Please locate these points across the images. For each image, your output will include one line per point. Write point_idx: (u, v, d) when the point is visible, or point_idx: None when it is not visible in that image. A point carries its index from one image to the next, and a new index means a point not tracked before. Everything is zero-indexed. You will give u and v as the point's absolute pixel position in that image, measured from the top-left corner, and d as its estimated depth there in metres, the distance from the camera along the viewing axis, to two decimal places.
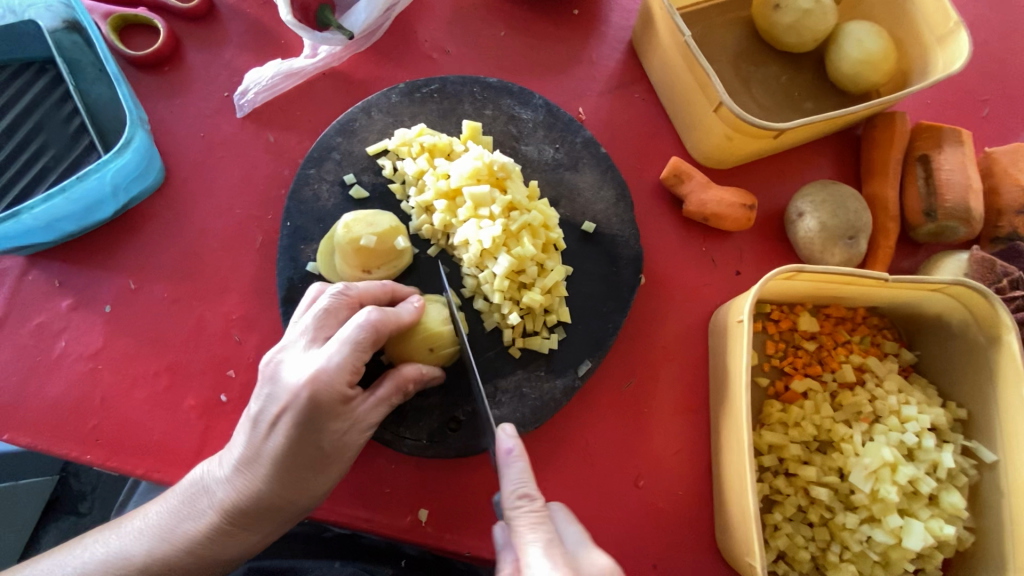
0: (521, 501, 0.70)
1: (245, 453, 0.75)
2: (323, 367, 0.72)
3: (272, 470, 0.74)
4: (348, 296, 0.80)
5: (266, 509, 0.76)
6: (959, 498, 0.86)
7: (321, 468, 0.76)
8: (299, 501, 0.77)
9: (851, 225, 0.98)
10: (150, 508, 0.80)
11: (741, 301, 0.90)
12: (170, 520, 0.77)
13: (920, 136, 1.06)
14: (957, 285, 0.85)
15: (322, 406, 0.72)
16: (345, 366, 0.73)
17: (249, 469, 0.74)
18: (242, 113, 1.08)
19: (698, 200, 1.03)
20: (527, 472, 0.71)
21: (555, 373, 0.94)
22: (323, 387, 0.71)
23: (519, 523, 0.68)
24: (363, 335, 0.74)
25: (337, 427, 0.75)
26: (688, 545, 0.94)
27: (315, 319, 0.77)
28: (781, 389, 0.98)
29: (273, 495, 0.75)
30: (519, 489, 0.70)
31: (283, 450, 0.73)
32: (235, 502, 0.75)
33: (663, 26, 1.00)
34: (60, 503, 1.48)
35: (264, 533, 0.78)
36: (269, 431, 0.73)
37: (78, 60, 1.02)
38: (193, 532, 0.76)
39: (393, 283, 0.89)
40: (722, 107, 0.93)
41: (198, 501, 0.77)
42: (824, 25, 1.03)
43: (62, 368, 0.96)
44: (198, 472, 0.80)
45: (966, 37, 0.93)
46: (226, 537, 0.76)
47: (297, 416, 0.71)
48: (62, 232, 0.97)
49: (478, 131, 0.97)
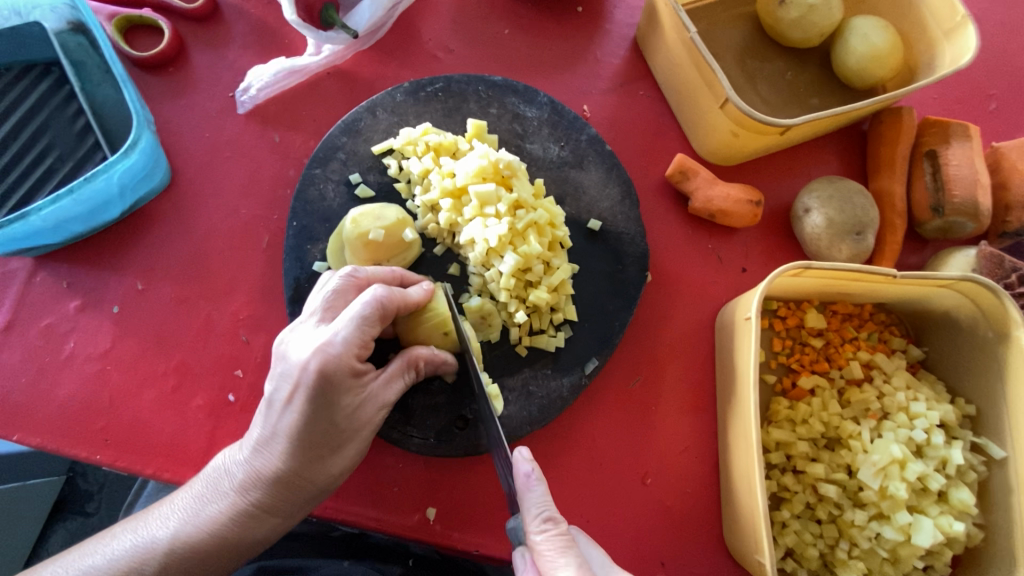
0: (546, 525, 0.69)
1: (264, 433, 0.75)
2: (332, 340, 0.72)
3: (292, 447, 0.74)
4: (357, 279, 0.81)
5: (286, 490, 0.76)
6: (968, 495, 0.86)
7: (338, 444, 0.76)
8: (319, 480, 0.77)
9: (858, 221, 0.97)
10: (173, 497, 0.79)
11: (749, 299, 0.90)
12: (194, 505, 0.77)
13: (928, 130, 1.05)
14: (966, 281, 0.85)
15: (334, 380, 0.72)
16: (353, 340, 0.73)
17: (271, 446, 0.75)
18: (243, 110, 1.08)
19: (705, 197, 1.03)
20: (547, 495, 0.71)
21: (561, 372, 0.94)
22: (332, 361, 0.72)
23: (547, 548, 0.67)
24: (371, 311, 0.75)
25: (350, 401, 0.75)
26: (698, 542, 0.94)
27: (325, 299, 0.78)
28: (788, 386, 0.97)
29: (295, 472, 0.75)
30: (543, 513, 0.69)
31: (297, 429, 0.73)
32: (258, 481, 0.75)
33: (668, 23, 1.00)
34: (67, 503, 1.48)
35: (285, 515, 0.78)
36: (284, 409, 0.74)
37: (83, 62, 1.02)
38: (218, 514, 0.75)
39: (402, 269, 0.88)
40: (728, 104, 0.92)
41: (221, 484, 0.77)
42: (830, 20, 1.02)
43: (71, 369, 0.97)
44: (219, 460, 0.81)
45: (973, 31, 0.93)
46: (250, 519, 0.76)
47: (310, 391, 0.72)
48: (70, 233, 0.97)
49: (483, 129, 0.97)
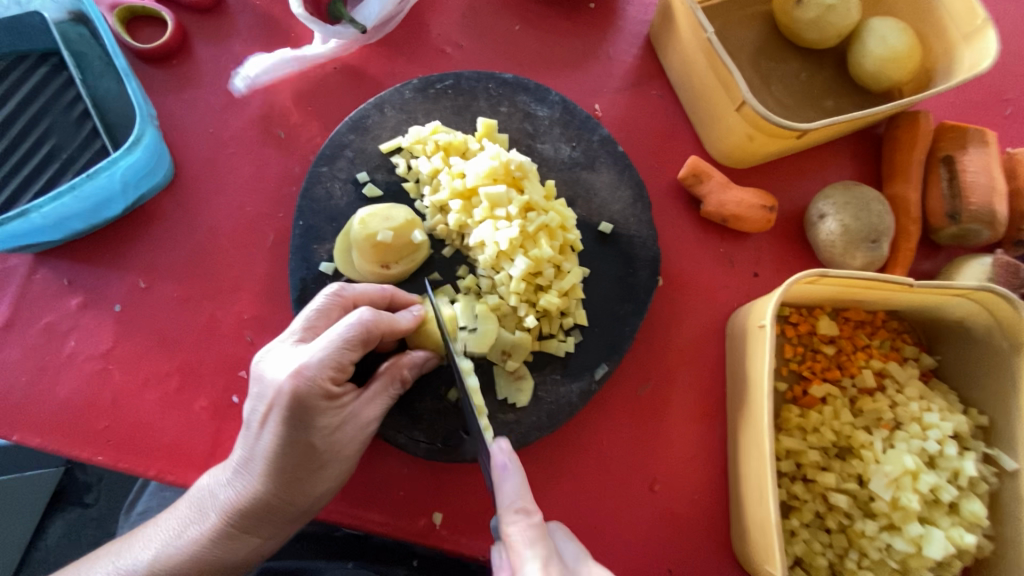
0: (518, 516, 0.66)
1: (242, 456, 0.75)
2: (307, 363, 0.71)
3: (268, 469, 0.74)
4: (342, 298, 0.80)
5: (267, 511, 0.76)
6: (980, 506, 0.85)
7: (316, 466, 0.76)
8: (298, 502, 0.77)
9: (874, 228, 0.96)
10: (159, 519, 0.80)
11: (763, 305, 0.89)
12: (177, 527, 0.77)
13: (944, 136, 1.04)
14: (982, 291, 0.84)
15: (307, 403, 0.71)
16: (327, 361, 0.72)
17: (247, 468, 0.75)
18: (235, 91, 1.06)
19: (718, 201, 1.01)
20: (524, 486, 0.67)
21: (571, 377, 0.93)
22: (304, 384, 0.71)
23: (515, 540, 0.65)
24: (354, 334, 0.73)
25: (327, 422, 0.74)
26: (705, 549, 0.93)
27: (306, 319, 0.77)
28: (799, 394, 0.96)
29: (273, 495, 0.75)
30: (515, 505, 0.66)
31: (274, 449, 0.73)
32: (237, 503, 0.75)
33: (684, 22, 0.98)
34: (65, 494, 1.45)
35: (266, 536, 0.78)
36: (259, 431, 0.73)
37: (85, 53, 0.99)
38: (200, 536, 0.76)
39: (393, 287, 0.86)
40: (745, 106, 0.91)
41: (203, 505, 0.77)
42: (848, 21, 1.00)
43: (72, 368, 0.95)
44: (205, 480, 0.81)
45: (994, 36, 0.91)
46: (230, 540, 0.76)
47: (283, 413, 0.71)
48: (71, 231, 0.95)
49: (494, 128, 0.95)
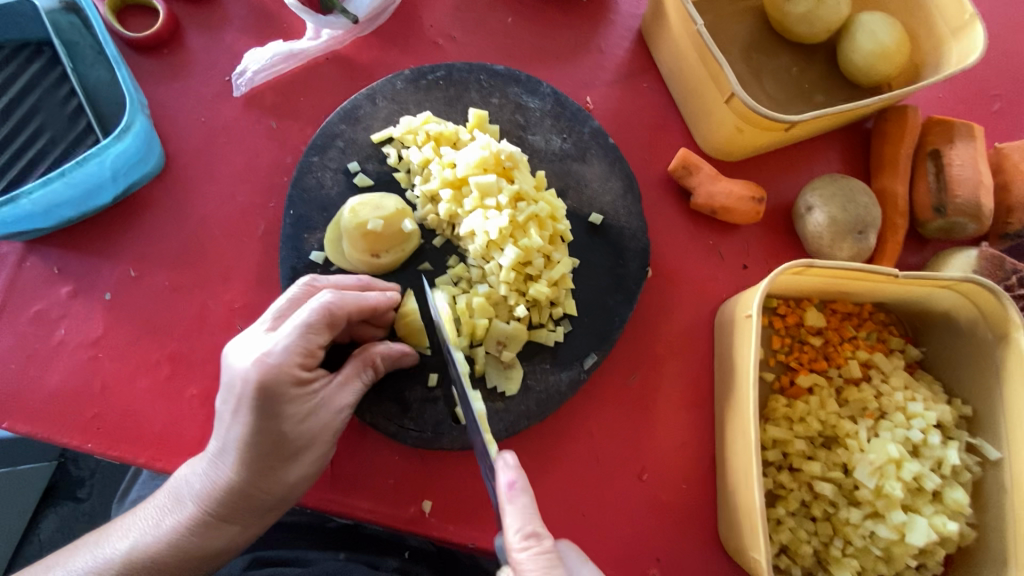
0: (528, 542, 0.67)
1: (215, 446, 0.76)
2: (272, 349, 0.71)
3: (240, 459, 0.74)
4: (314, 287, 0.82)
5: (243, 500, 0.77)
6: (962, 494, 0.86)
7: (290, 454, 0.76)
8: (273, 490, 0.77)
9: (861, 220, 0.97)
10: (137, 509, 0.81)
11: (750, 296, 0.90)
12: (155, 517, 0.79)
13: (932, 130, 1.05)
14: (967, 282, 0.84)
15: (275, 392, 0.71)
16: (294, 347, 0.72)
17: (221, 458, 0.75)
18: (239, 93, 1.06)
19: (707, 193, 1.02)
20: (532, 507, 0.69)
21: (560, 366, 0.93)
22: (271, 372, 0.70)
23: (529, 565, 0.66)
24: (317, 318, 0.74)
25: (296, 411, 0.74)
26: (692, 538, 0.94)
27: (276, 309, 0.78)
28: (786, 384, 0.97)
29: (247, 484, 0.75)
30: (525, 529, 0.67)
31: (244, 439, 0.73)
32: (213, 493, 0.76)
33: (675, 15, 0.99)
34: (58, 489, 1.45)
35: (245, 524, 0.79)
36: (229, 422, 0.73)
37: (76, 42, 0.99)
38: (178, 525, 0.77)
39: (371, 278, 0.87)
40: (734, 98, 0.91)
41: (179, 495, 0.78)
42: (836, 16, 1.01)
43: (62, 357, 0.95)
44: (181, 471, 0.81)
45: (981, 29, 0.92)
46: (208, 529, 0.77)
47: (250, 403, 0.70)
48: (61, 218, 0.95)
49: (485, 119, 0.96)
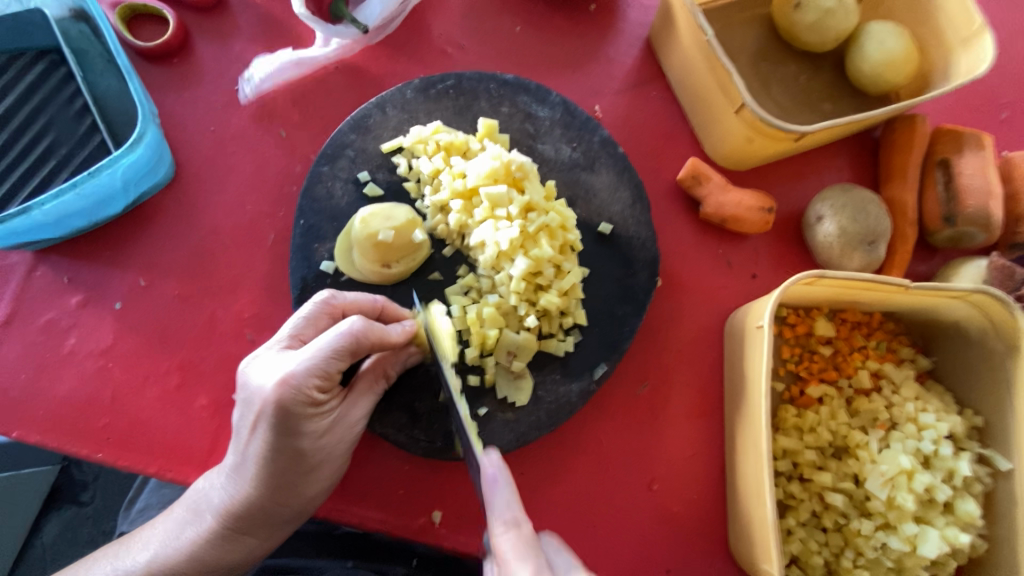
0: (507, 528, 0.67)
1: (234, 460, 0.76)
2: (293, 371, 0.71)
3: (259, 474, 0.75)
4: (332, 306, 0.80)
5: (261, 513, 0.77)
6: (974, 506, 0.86)
7: (308, 469, 0.77)
8: (291, 503, 0.78)
9: (871, 230, 0.97)
10: (156, 521, 0.81)
11: (761, 306, 0.89)
12: (174, 529, 0.79)
13: (940, 139, 1.05)
14: (978, 293, 0.84)
15: (292, 412, 0.71)
16: (313, 370, 0.72)
17: (239, 473, 0.76)
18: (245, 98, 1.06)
19: (717, 202, 1.02)
20: (513, 495, 0.69)
21: (571, 376, 0.93)
22: (290, 392, 0.70)
23: (505, 549, 0.66)
24: (342, 344, 0.73)
25: (314, 428, 0.75)
26: (702, 549, 0.94)
27: (294, 326, 0.78)
28: (796, 394, 0.97)
29: (265, 498, 0.76)
30: (505, 515, 0.67)
31: (264, 455, 0.74)
32: (231, 506, 0.77)
33: (684, 24, 0.99)
34: (62, 493, 1.45)
35: (263, 536, 0.80)
36: (249, 438, 0.74)
37: (86, 51, 0.99)
38: (197, 537, 0.77)
39: (385, 298, 0.86)
40: (744, 108, 0.91)
41: (198, 508, 0.79)
42: (847, 24, 1.01)
43: (72, 366, 0.95)
44: (200, 483, 0.82)
45: (991, 41, 0.92)
46: (226, 542, 0.78)
47: (269, 422, 0.71)
48: (72, 228, 0.95)
49: (495, 129, 0.96)
